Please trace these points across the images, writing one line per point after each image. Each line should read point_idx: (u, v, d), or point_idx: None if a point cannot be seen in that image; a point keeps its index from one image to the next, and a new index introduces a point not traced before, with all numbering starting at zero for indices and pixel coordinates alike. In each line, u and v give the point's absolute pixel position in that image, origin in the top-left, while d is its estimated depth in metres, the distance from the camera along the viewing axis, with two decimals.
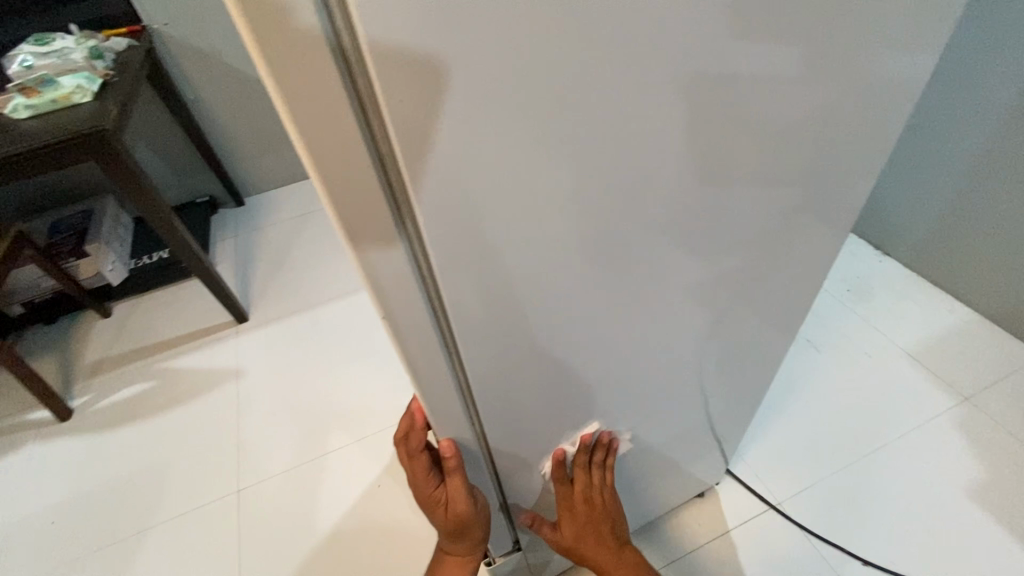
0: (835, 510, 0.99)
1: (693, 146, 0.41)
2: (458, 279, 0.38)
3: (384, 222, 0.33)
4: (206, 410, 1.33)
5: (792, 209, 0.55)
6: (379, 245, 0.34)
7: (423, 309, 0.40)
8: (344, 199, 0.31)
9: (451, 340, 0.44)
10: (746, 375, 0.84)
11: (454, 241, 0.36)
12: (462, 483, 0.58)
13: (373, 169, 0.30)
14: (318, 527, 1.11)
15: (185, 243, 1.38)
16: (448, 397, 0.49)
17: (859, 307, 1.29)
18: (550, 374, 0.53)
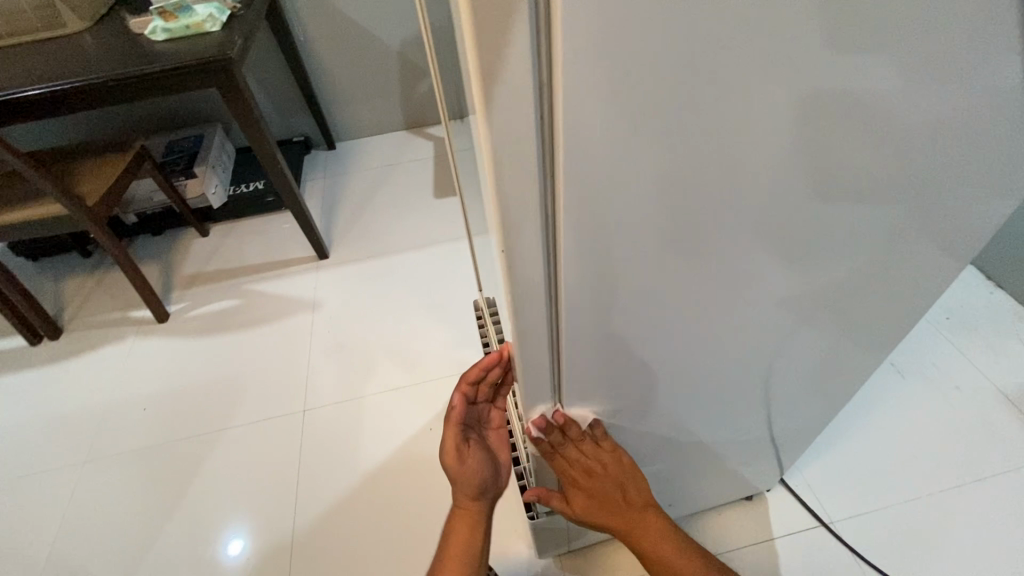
0: (893, 541, 0.94)
1: (838, 131, 0.39)
2: (581, 245, 0.38)
3: (530, 169, 0.33)
4: (282, 333, 1.43)
5: (920, 216, 0.51)
6: (522, 194, 0.34)
7: (541, 262, 0.39)
8: (502, 158, 0.31)
9: (558, 299, 0.43)
10: (823, 386, 0.81)
11: (590, 195, 0.35)
12: (453, 427, 0.66)
13: (534, 128, 0.30)
14: (371, 455, 1.18)
15: (282, 175, 1.46)
16: (537, 355, 0.50)
17: (957, 338, 1.19)
18: (636, 346, 0.53)
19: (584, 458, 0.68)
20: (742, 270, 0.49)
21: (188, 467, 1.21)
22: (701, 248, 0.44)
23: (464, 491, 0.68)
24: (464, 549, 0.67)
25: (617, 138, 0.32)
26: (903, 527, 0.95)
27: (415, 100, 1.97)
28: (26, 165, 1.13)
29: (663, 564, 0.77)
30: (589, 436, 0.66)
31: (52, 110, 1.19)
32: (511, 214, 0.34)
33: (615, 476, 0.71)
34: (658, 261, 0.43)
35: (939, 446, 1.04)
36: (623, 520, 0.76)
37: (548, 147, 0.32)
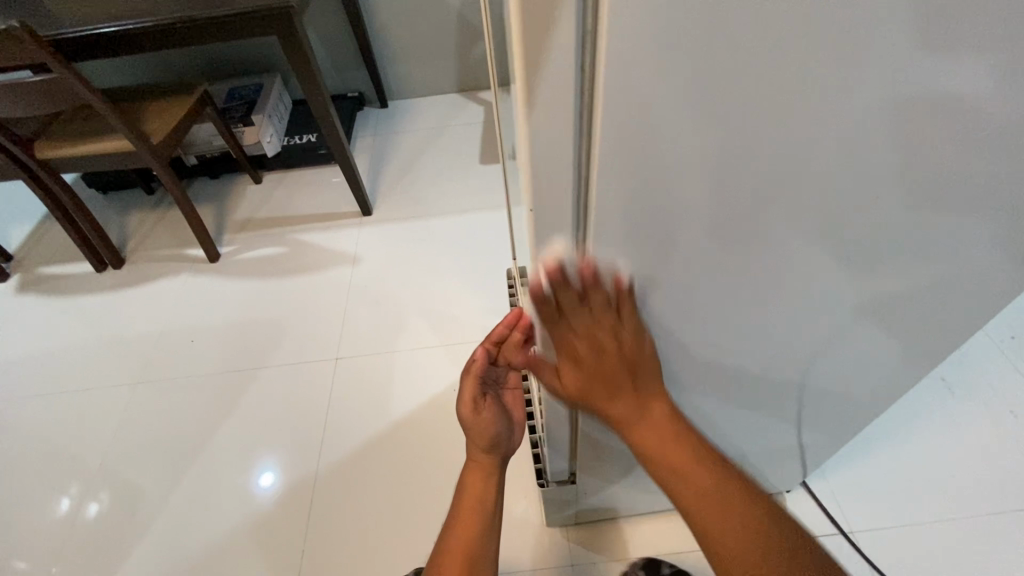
0: (915, 559, 0.90)
1: (907, 122, 0.36)
2: (614, 218, 0.37)
3: (562, 136, 0.32)
4: (322, 284, 1.48)
5: (993, 218, 0.47)
6: (555, 130, 0.31)
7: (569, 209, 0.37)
8: (537, 122, 0.31)
9: (586, 253, 0.41)
10: (860, 393, 0.77)
11: (630, 138, 0.32)
12: (473, 378, 0.68)
13: (573, 91, 0.30)
14: (396, 409, 1.22)
15: (333, 129, 1.48)
16: (561, 329, 0.49)
17: (1019, 359, 1.11)
18: (664, 321, 0.51)
19: (597, 332, 0.46)
20: (788, 258, 0.46)
21: (228, 398, 1.29)
22: (746, 227, 0.42)
23: (476, 440, 0.69)
24: (477, 497, 0.67)
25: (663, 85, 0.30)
26: (929, 547, 0.91)
27: (469, 63, 1.94)
28: (100, 100, 1.19)
29: (696, 501, 0.51)
30: (608, 299, 0.45)
31: (124, 48, 1.23)
32: (541, 151, 0.32)
33: (632, 361, 0.49)
34: (697, 229, 0.41)
35: (980, 469, 0.98)
36: (649, 441, 0.52)
37: (588, 77, 0.30)
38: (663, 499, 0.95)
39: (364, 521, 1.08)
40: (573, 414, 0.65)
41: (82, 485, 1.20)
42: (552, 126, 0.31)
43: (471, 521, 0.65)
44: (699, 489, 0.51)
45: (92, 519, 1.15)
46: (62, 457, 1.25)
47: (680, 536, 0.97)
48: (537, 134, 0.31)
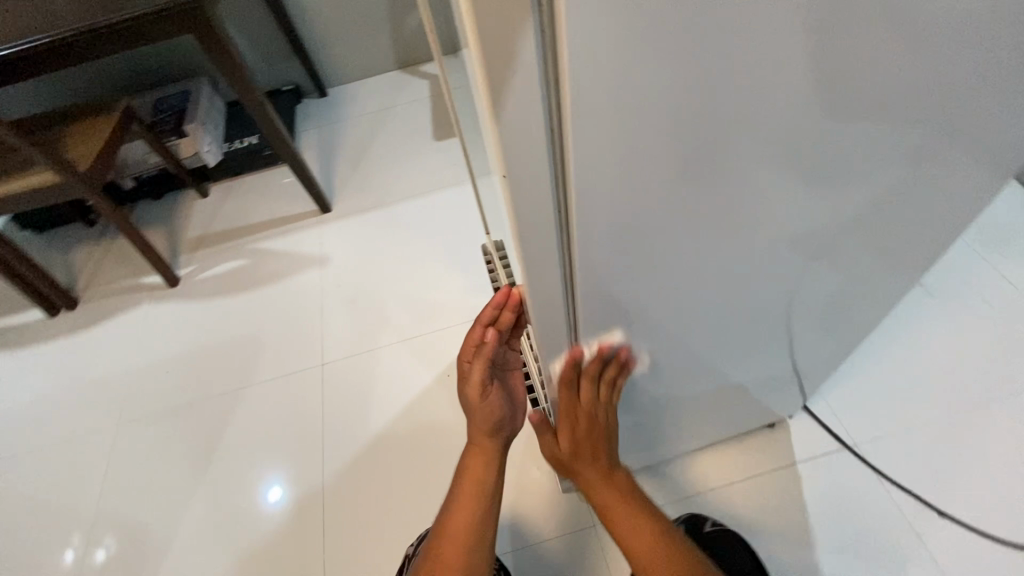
0: (916, 458, 0.93)
1: (868, 23, 0.34)
2: (594, 179, 0.35)
3: (527, 95, 0.29)
4: (292, 291, 1.41)
5: (960, 114, 0.46)
6: (515, 45, 0.27)
7: (544, 147, 0.33)
8: (497, 82, 0.28)
9: (569, 199, 0.37)
10: (848, 311, 0.77)
11: (599, 50, 0.28)
12: (484, 366, 0.63)
13: (533, 44, 0.27)
14: (392, 404, 1.19)
15: (273, 126, 1.40)
16: (552, 299, 0.48)
17: (988, 252, 1.13)
18: (654, 266, 0.48)
19: (593, 402, 0.66)
20: (772, 176, 0.43)
21: (217, 425, 1.24)
22: (730, 146, 0.38)
23: (480, 427, 0.67)
24: (477, 486, 0.66)
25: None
26: (928, 445, 0.94)
27: (405, 37, 1.84)
28: (11, 133, 1.09)
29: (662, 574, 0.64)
30: (608, 373, 0.64)
31: (24, 72, 1.12)
32: (502, 75, 0.28)
33: (607, 432, 0.70)
34: (681, 155, 0.37)
35: (966, 363, 1.01)
36: (610, 508, 0.70)
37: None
38: (672, 446, 0.95)
39: (382, 521, 1.06)
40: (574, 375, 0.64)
41: (82, 535, 1.15)
42: (508, 41, 0.27)
43: (471, 512, 0.65)
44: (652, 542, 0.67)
45: (102, 565, 1.11)
46: (54, 511, 1.19)
47: (694, 479, 0.98)
48: (491, 52, 0.27)
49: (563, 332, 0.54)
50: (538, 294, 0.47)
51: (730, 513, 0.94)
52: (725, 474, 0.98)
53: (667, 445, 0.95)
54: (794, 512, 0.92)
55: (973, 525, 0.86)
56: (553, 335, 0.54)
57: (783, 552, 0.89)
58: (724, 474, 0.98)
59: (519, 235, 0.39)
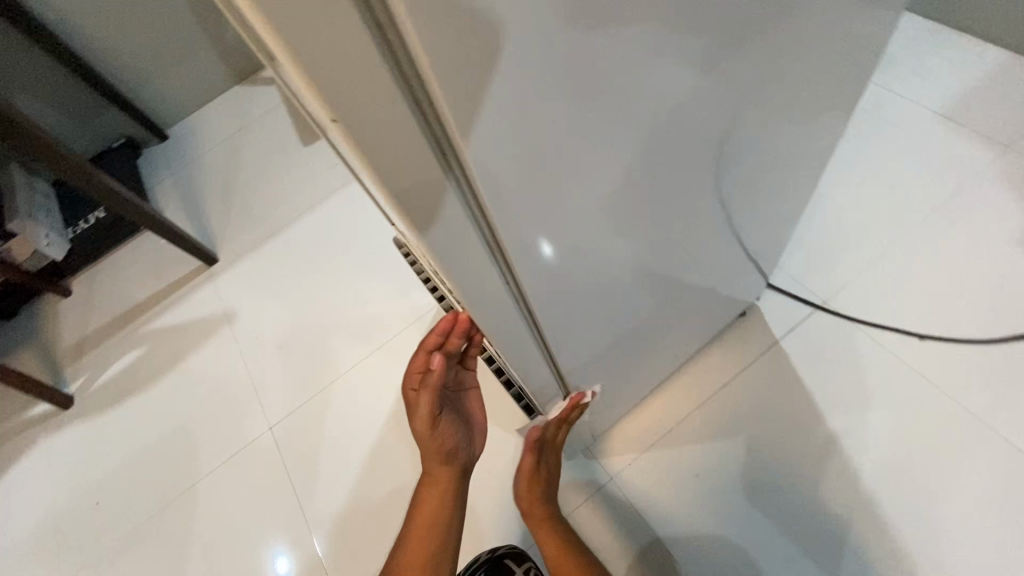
0: (882, 293, 0.94)
1: None
2: (482, 113, 0.27)
3: (349, 39, 0.21)
4: (209, 361, 1.23)
5: None
6: (339, 27, 0.20)
7: (425, 141, 0.26)
8: (297, 30, 0.20)
9: (477, 187, 0.31)
10: (783, 176, 0.74)
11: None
12: (433, 394, 0.58)
13: None
14: (365, 440, 1.08)
15: (115, 192, 1.15)
16: (488, 277, 0.39)
17: (879, 77, 1.14)
18: (581, 193, 0.41)
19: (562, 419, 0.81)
20: (671, 40, 0.36)
21: (180, 539, 1.07)
22: (617, 17, 0.31)
23: (436, 457, 0.63)
24: (433, 516, 0.65)
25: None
26: (888, 277, 0.95)
27: (231, 47, 1.62)
28: None
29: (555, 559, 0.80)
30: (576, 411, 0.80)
31: None
32: (340, 73, 0.21)
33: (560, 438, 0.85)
34: (571, 50, 0.29)
35: (894, 187, 1.02)
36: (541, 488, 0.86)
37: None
38: (657, 370, 0.91)
39: None
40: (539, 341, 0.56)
41: None
42: (330, 26, 0.20)
43: (426, 536, 0.64)
44: (564, 548, 0.81)
45: None
46: None
47: (689, 394, 0.95)
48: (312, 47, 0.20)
49: (515, 314, 0.48)
50: (481, 297, 0.40)
51: (735, 413, 0.92)
52: (717, 377, 0.95)
53: (653, 372, 0.90)
54: (793, 388, 0.91)
55: (950, 336, 0.88)
56: (507, 321, 0.47)
57: (797, 429, 0.88)
58: (715, 377, 0.95)
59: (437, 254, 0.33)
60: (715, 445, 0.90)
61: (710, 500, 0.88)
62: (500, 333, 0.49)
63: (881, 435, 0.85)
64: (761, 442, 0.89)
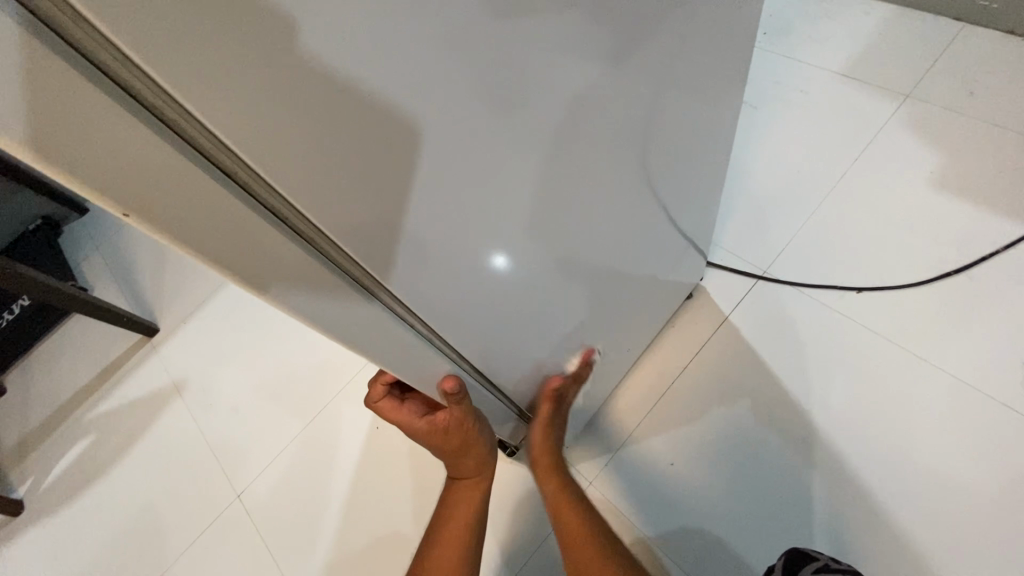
0: (817, 254, 0.96)
1: None
2: (341, 211, 0.32)
3: (195, 190, 0.26)
4: (166, 436, 1.18)
5: None
6: (158, 169, 0.24)
7: (283, 239, 0.31)
8: (149, 200, 0.25)
9: (347, 259, 0.35)
10: (700, 160, 0.75)
11: (241, 114, 0.25)
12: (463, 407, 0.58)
13: (160, 135, 0.24)
14: (337, 487, 1.05)
15: (38, 281, 1.06)
16: (381, 325, 0.42)
17: (780, 46, 1.18)
18: (473, 243, 0.43)
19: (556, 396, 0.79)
20: (537, 56, 0.36)
21: None
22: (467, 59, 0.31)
23: (470, 462, 0.64)
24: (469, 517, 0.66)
25: (214, 22, 0.22)
26: (819, 238, 0.98)
27: None
28: None
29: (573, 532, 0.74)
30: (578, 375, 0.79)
31: None
32: (154, 197, 0.25)
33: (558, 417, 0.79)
34: (402, 121, 0.31)
35: (811, 149, 1.05)
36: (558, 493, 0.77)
37: (136, 88, 0.22)
38: (616, 367, 0.92)
39: None
40: (473, 367, 0.58)
41: None
42: (175, 187, 0.25)
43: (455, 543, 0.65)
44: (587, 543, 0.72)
45: None
46: None
47: (650, 384, 0.96)
48: (112, 182, 0.23)
49: (432, 354, 0.51)
50: (379, 344, 0.44)
51: (697, 395, 0.93)
52: (676, 362, 0.96)
53: (611, 370, 0.91)
54: (748, 361, 0.93)
55: (884, 285, 0.92)
56: (417, 359, 0.49)
57: (759, 401, 0.90)
58: (674, 362, 0.96)
59: (310, 317, 0.36)
60: (685, 430, 0.92)
61: (689, 486, 0.88)
62: (413, 368, 0.50)
63: (837, 392, 0.88)
64: (728, 419, 0.90)
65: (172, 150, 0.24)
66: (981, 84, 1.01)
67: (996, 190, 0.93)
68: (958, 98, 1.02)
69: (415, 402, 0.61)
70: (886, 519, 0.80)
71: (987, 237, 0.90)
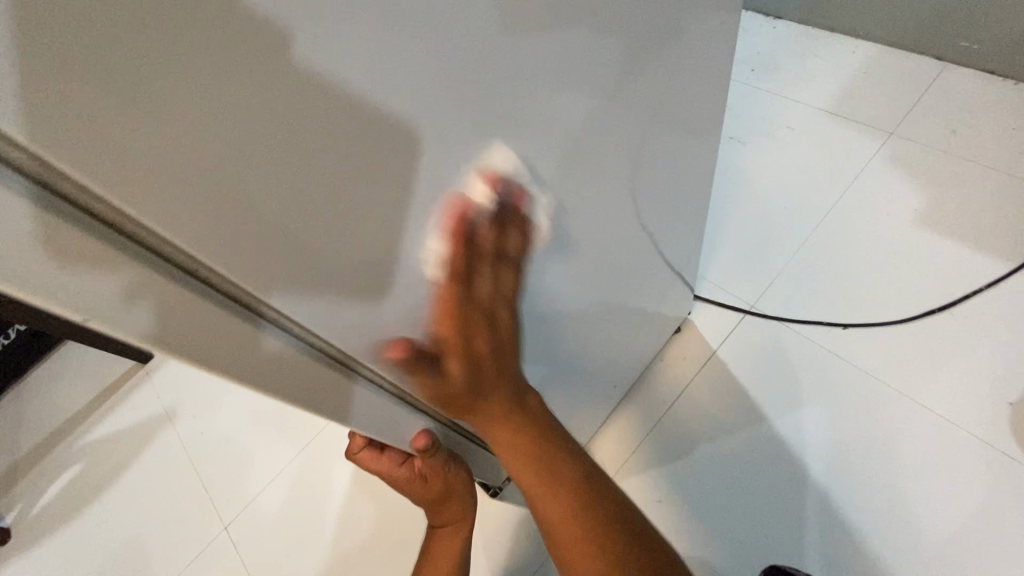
0: (804, 290, 0.97)
1: None
2: (329, 310, 0.32)
3: (194, 315, 0.27)
4: (156, 465, 1.17)
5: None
6: (161, 303, 0.26)
7: (273, 341, 0.32)
8: (150, 327, 0.26)
9: (338, 351, 0.37)
10: (685, 201, 0.77)
11: (247, 259, 0.26)
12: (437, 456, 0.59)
13: (164, 277, 0.25)
14: (325, 520, 1.05)
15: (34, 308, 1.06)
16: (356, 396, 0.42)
17: (767, 82, 1.21)
18: None
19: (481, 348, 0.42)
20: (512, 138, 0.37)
21: None
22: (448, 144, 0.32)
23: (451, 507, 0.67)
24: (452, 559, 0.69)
25: (229, 196, 0.23)
26: (805, 274, 0.99)
27: None
28: None
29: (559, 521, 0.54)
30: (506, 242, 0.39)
31: None
32: (152, 324, 0.26)
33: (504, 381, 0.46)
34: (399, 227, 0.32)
35: (798, 184, 1.07)
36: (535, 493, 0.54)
37: (159, 248, 0.24)
38: (604, 401, 0.92)
39: None
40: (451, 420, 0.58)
41: None
42: (174, 314, 0.27)
43: None
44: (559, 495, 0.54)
45: None
46: None
47: (639, 420, 0.96)
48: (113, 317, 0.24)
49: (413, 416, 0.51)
50: (357, 413, 0.44)
51: (685, 430, 0.93)
52: (664, 397, 0.96)
53: (600, 405, 0.91)
54: (736, 397, 0.93)
55: (871, 321, 0.93)
56: (384, 423, 0.48)
57: (748, 437, 0.90)
58: (662, 398, 0.96)
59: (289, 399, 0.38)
60: (674, 466, 0.91)
61: (678, 526, 0.88)
62: (385, 430, 0.50)
63: (824, 430, 0.88)
64: (716, 456, 0.90)
65: (181, 289, 0.26)
66: (963, 123, 1.04)
67: (979, 227, 0.95)
68: (940, 136, 1.04)
69: (394, 451, 0.61)
70: (874, 560, 0.79)
71: (970, 274, 0.92)
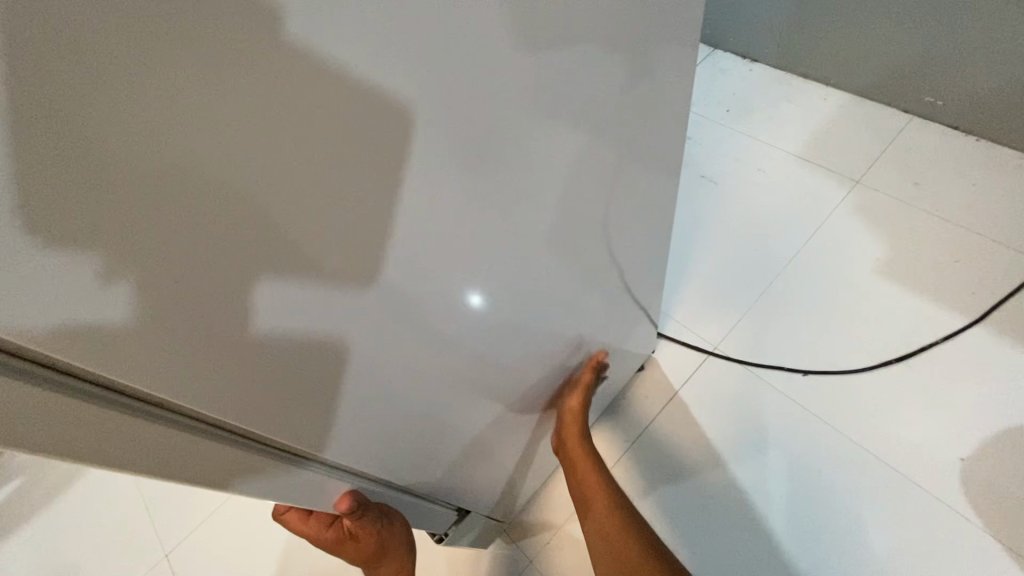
0: (766, 335, 0.98)
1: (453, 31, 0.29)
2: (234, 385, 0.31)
3: (89, 414, 0.27)
4: (94, 488, 1.12)
5: (627, 57, 0.44)
6: (46, 409, 0.25)
7: (173, 430, 0.31)
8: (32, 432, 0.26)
9: (226, 422, 0.34)
10: (648, 244, 0.77)
11: (150, 312, 0.24)
12: (365, 519, 0.61)
13: (44, 388, 0.25)
14: (268, 554, 1.01)
15: None
16: (269, 463, 0.40)
17: (739, 123, 1.23)
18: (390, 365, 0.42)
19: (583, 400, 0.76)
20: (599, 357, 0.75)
21: None
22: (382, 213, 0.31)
23: (391, 555, 0.69)
24: None
25: (108, 248, 0.21)
26: (767, 318, 0.99)
27: None
28: None
29: (604, 530, 0.72)
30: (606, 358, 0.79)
31: None
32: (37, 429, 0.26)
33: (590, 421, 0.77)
34: (357, 268, 0.32)
35: (762, 228, 1.08)
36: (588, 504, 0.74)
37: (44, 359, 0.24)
38: None
39: None
40: (390, 474, 0.56)
41: None
42: (64, 417, 0.26)
43: None
44: (606, 510, 0.73)
45: None
46: None
47: None
48: None
49: (339, 479, 0.50)
50: (271, 484, 0.43)
51: (642, 475, 0.92)
52: (623, 439, 0.95)
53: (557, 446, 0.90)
54: (694, 442, 0.92)
55: (828, 369, 0.93)
56: (306, 485, 0.46)
57: (705, 484, 0.89)
58: (619, 441, 0.96)
59: (183, 475, 0.36)
60: None
61: None
62: (307, 491, 0.47)
63: (781, 481, 0.87)
64: (673, 504, 0.89)
65: (70, 396, 0.26)
66: (924, 176, 1.06)
67: (937, 281, 0.96)
68: (903, 187, 1.06)
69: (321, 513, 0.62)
70: None
71: (926, 326, 0.93)
